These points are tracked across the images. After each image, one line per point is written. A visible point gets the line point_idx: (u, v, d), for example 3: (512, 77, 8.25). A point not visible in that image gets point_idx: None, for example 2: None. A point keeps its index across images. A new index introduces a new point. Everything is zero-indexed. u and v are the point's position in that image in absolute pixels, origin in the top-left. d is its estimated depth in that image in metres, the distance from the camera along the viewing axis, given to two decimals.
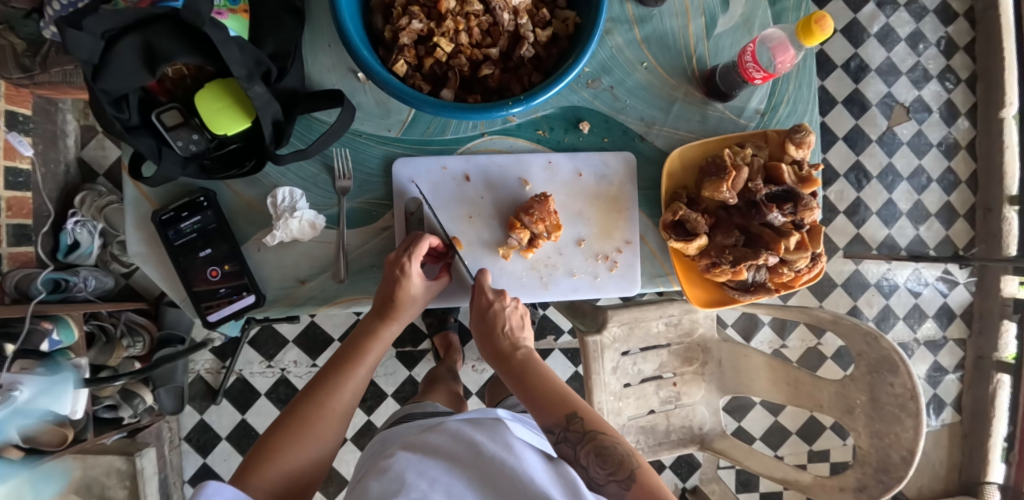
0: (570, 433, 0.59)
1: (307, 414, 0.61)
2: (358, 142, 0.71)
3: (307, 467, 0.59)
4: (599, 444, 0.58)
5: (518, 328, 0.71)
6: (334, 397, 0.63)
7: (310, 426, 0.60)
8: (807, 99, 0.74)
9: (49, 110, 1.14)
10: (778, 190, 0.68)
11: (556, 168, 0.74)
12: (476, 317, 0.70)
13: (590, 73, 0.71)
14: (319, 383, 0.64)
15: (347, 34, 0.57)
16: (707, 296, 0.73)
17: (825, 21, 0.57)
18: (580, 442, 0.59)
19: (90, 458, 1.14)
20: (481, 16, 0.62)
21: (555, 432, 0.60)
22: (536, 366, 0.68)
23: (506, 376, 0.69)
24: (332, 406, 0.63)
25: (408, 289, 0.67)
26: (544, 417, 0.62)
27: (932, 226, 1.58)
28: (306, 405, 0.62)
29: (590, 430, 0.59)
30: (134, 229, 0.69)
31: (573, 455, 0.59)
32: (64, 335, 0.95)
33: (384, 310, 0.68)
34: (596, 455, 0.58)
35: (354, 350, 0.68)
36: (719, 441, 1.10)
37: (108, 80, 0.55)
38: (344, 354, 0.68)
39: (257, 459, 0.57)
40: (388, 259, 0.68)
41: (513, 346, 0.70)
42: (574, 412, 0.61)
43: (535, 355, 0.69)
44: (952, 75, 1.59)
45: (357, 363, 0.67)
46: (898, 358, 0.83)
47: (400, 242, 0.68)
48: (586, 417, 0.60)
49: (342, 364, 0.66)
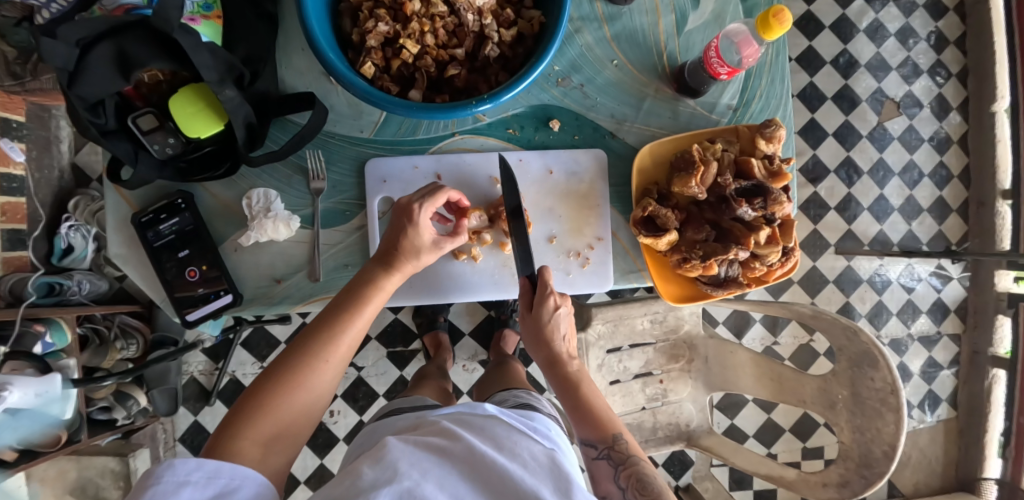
0: (613, 453, 0.63)
1: (304, 364, 0.58)
2: (331, 144, 0.72)
3: (300, 416, 0.56)
4: (639, 470, 0.60)
5: (570, 339, 0.75)
6: (330, 349, 0.60)
7: (304, 376, 0.57)
8: (780, 95, 0.74)
9: (42, 116, 1.16)
10: (747, 185, 0.69)
11: (527, 166, 0.75)
12: (538, 320, 0.71)
13: (560, 71, 0.72)
14: (318, 331, 0.60)
15: (313, 37, 0.57)
16: (680, 292, 0.74)
17: (782, 15, 0.57)
18: (621, 465, 0.62)
19: (85, 459, 1.17)
20: (447, 17, 0.63)
21: (598, 448, 0.65)
22: (587, 383, 0.71)
23: (556, 384, 0.72)
24: (330, 357, 0.59)
25: (416, 240, 0.67)
26: (588, 432, 0.66)
27: (925, 220, 1.58)
28: (305, 354, 0.58)
29: (631, 455, 0.63)
30: (114, 231, 0.70)
31: (612, 474, 0.62)
32: (56, 338, 0.96)
33: (388, 259, 0.67)
34: (636, 479, 0.60)
35: (353, 296, 0.64)
36: (706, 437, 1.10)
37: (84, 86, 0.56)
38: (342, 300, 0.63)
39: (248, 408, 0.54)
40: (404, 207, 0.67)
41: (570, 355, 0.73)
42: (619, 434, 0.65)
43: (587, 372, 0.73)
44: (942, 70, 1.59)
45: (357, 313, 0.63)
46: (878, 352, 0.83)
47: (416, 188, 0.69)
48: (628, 441, 0.64)
49: (336, 312, 0.62)
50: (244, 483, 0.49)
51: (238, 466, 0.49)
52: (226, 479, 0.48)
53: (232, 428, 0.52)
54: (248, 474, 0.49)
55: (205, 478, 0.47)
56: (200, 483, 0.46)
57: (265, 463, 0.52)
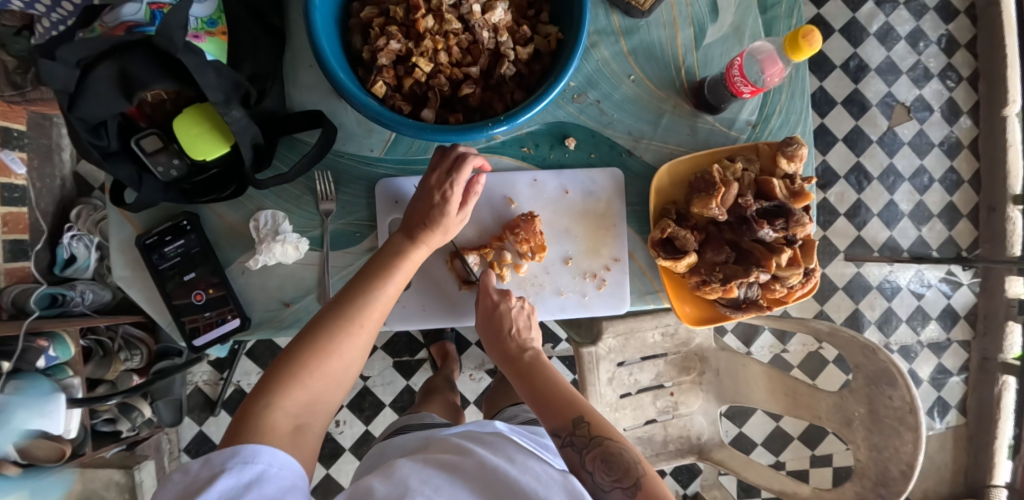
0: (576, 437, 0.59)
1: (336, 332, 0.57)
2: (340, 163, 0.71)
3: (330, 386, 0.56)
4: (605, 450, 0.57)
5: (526, 330, 0.73)
6: (362, 315, 0.59)
7: (335, 344, 0.56)
8: (801, 110, 0.72)
9: (43, 124, 1.13)
10: (769, 206, 0.67)
11: (542, 186, 0.73)
12: (484, 320, 0.73)
13: (575, 87, 0.71)
14: (348, 295, 0.60)
15: (323, 57, 0.55)
16: (698, 314, 0.72)
17: (813, 36, 0.55)
18: (586, 448, 0.58)
19: (90, 471, 1.15)
20: (461, 34, 0.62)
21: (561, 436, 0.60)
22: (544, 371, 0.70)
23: (514, 377, 0.71)
24: (362, 324, 0.59)
25: (444, 211, 0.66)
26: (551, 421, 0.62)
27: (935, 226, 1.56)
28: (336, 320, 0.58)
29: (597, 435, 0.59)
30: (118, 253, 0.69)
31: (579, 460, 0.58)
32: (59, 352, 0.93)
33: (416, 229, 0.66)
34: (602, 461, 0.57)
35: (383, 265, 0.63)
36: (717, 451, 1.08)
37: (84, 108, 0.54)
38: (371, 268, 0.63)
39: (282, 373, 0.54)
40: (429, 182, 0.66)
41: (521, 349, 0.72)
42: (581, 417, 0.61)
43: (543, 359, 0.72)
44: (953, 73, 1.57)
45: (386, 281, 0.62)
46: (896, 371, 0.82)
47: (438, 163, 0.67)
48: (592, 422, 0.60)
49: (368, 279, 0.62)
50: (281, 470, 0.47)
51: (275, 450, 0.47)
52: (263, 464, 0.46)
53: (263, 395, 0.52)
54: (285, 460, 0.47)
55: (241, 464, 0.45)
56: (237, 467, 0.45)
57: (297, 437, 0.51)
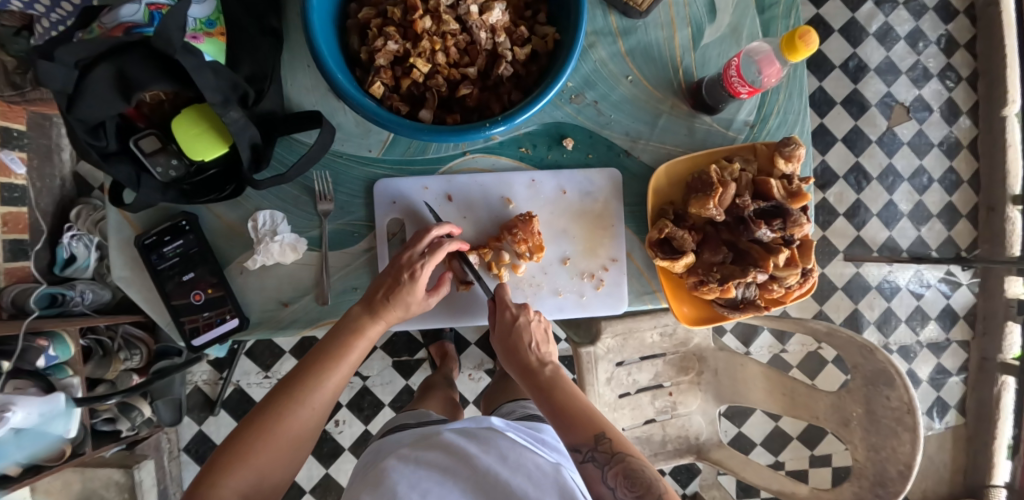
0: (598, 452, 0.60)
1: (288, 411, 0.60)
2: (338, 163, 0.71)
3: (276, 467, 0.58)
4: (627, 466, 0.59)
5: (543, 344, 0.74)
6: (312, 397, 0.61)
7: (281, 425, 0.59)
8: (798, 109, 0.72)
9: (43, 124, 1.13)
10: (767, 206, 0.67)
11: (540, 187, 0.73)
12: (503, 334, 0.72)
13: (573, 88, 0.71)
14: (300, 376, 0.62)
15: (321, 58, 0.55)
16: (695, 314, 0.73)
17: (809, 36, 0.56)
18: (608, 464, 0.60)
19: (89, 471, 1.16)
20: (458, 35, 0.62)
21: (583, 451, 0.61)
22: (565, 386, 0.69)
23: (531, 390, 0.71)
24: (311, 406, 0.61)
25: (410, 295, 0.67)
26: (572, 436, 0.63)
27: (934, 226, 1.56)
28: (285, 401, 0.60)
29: (619, 451, 0.60)
30: (117, 253, 0.69)
31: (600, 476, 0.59)
32: (59, 351, 0.92)
33: (376, 305, 0.67)
34: (624, 477, 0.59)
35: (338, 343, 0.65)
36: (715, 450, 1.08)
37: (84, 109, 0.54)
38: (327, 345, 0.65)
39: (229, 454, 0.56)
40: (399, 260, 0.68)
41: (540, 362, 0.72)
42: (602, 433, 0.62)
43: (563, 373, 0.72)
44: (953, 73, 1.56)
45: (339, 360, 0.64)
46: (894, 371, 0.82)
47: (415, 243, 0.69)
48: (614, 438, 0.61)
49: (322, 358, 0.64)
50: None
51: None
52: None
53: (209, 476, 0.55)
54: None
55: None
56: None
57: None
